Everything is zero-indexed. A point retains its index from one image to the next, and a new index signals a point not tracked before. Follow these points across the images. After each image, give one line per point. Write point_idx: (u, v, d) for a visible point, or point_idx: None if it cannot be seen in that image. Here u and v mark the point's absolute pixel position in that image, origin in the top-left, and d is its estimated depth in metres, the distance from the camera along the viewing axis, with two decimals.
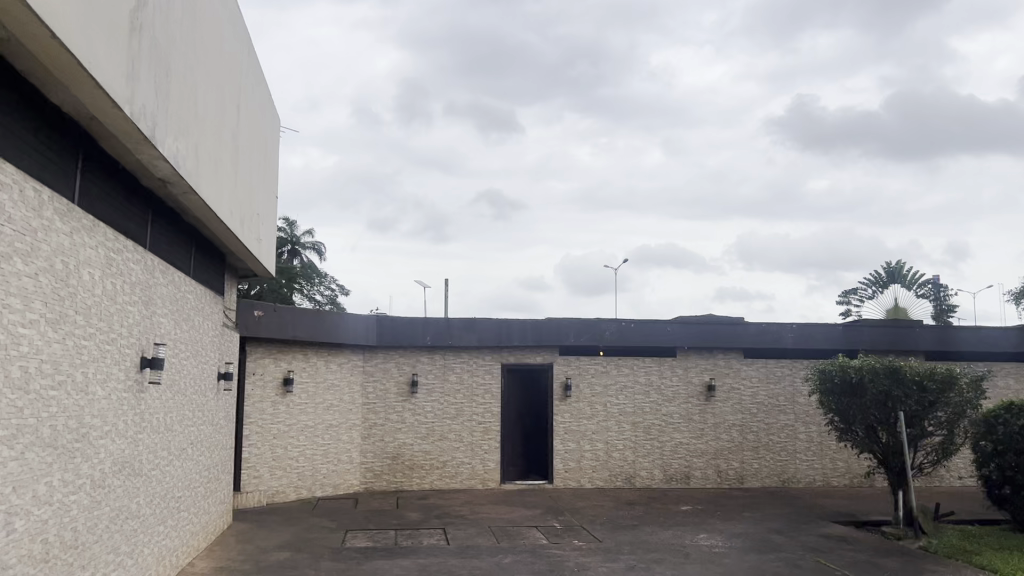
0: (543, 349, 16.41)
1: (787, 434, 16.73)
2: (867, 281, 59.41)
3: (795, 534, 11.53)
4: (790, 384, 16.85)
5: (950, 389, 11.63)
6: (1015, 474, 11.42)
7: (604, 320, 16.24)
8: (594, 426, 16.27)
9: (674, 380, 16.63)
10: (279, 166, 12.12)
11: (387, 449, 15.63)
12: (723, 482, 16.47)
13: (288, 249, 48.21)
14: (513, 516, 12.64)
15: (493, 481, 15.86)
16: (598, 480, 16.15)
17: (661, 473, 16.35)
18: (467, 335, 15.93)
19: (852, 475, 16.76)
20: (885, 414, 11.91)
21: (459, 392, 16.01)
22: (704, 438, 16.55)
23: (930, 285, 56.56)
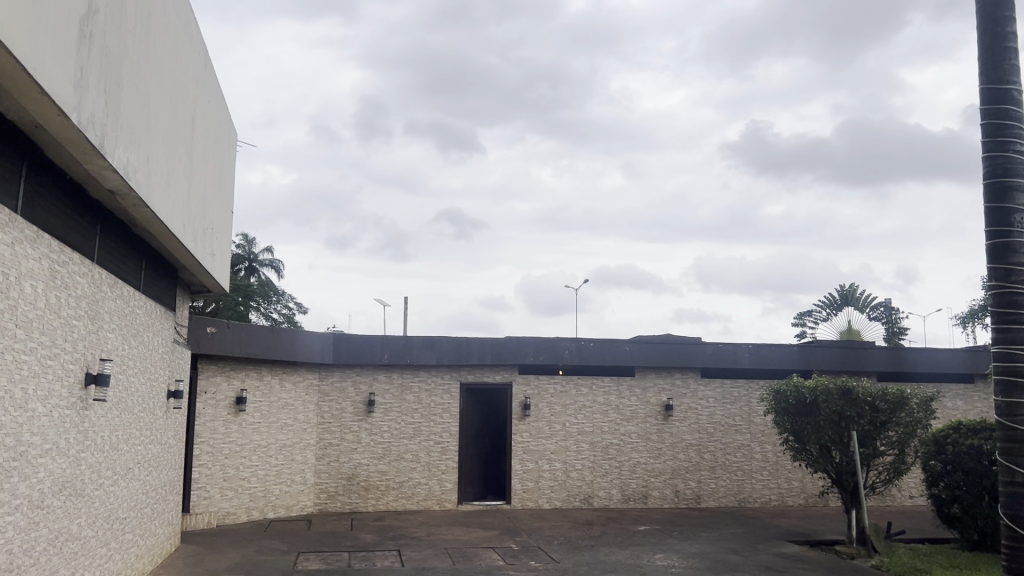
0: (502, 368, 16.35)
1: (743, 454, 16.88)
2: (821, 304, 60.54)
3: (750, 554, 11.58)
4: (746, 404, 17.02)
5: (902, 409, 11.84)
6: (963, 493, 11.65)
7: (564, 339, 16.19)
8: (552, 446, 16.24)
9: (632, 399, 16.68)
10: (233, 180, 11.89)
11: (342, 469, 15.41)
12: (681, 502, 16.53)
13: (245, 267, 47.69)
14: (470, 538, 12.53)
15: (450, 502, 15.72)
16: (556, 501, 16.10)
17: (619, 493, 16.35)
18: (426, 353, 15.79)
19: (806, 494, 16.94)
20: (839, 433, 12.05)
21: (417, 411, 15.84)
22: (661, 457, 16.61)
23: (882, 308, 57.74)
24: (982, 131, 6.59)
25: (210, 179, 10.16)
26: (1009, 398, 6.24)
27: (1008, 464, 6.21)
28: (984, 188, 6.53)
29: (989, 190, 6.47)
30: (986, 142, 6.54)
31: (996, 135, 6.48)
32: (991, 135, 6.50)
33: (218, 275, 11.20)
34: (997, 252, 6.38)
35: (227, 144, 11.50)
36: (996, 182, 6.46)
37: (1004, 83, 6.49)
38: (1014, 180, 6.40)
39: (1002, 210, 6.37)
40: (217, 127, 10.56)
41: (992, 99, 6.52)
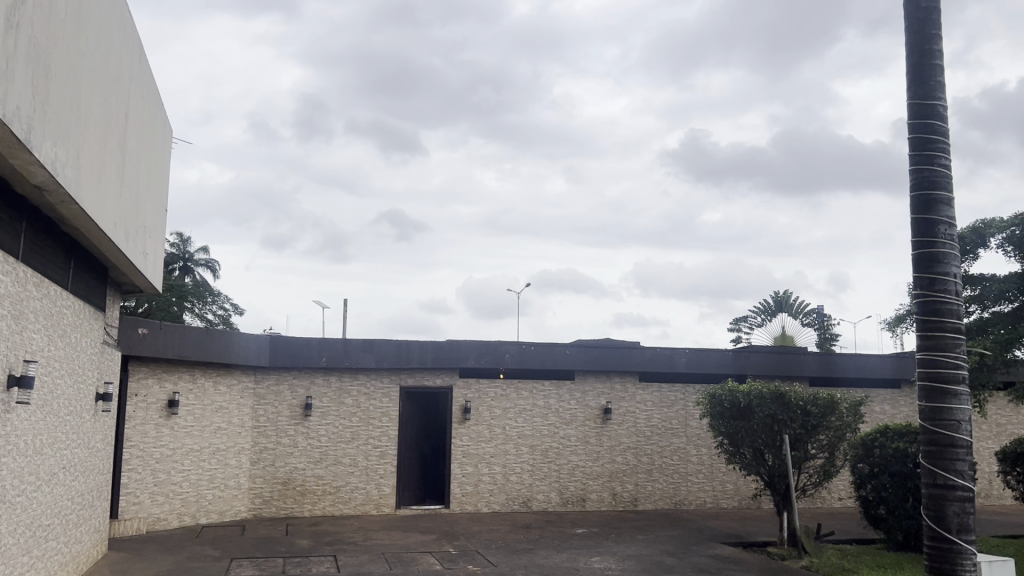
0: (442, 371, 16.27)
1: (679, 457, 17.13)
2: (757, 310, 61.96)
3: (685, 556, 11.76)
4: (682, 407, 17.28)
5: (832, 413, 12.17)
6: (889, 495, 12.01)
7: (504, 343, 16.21)
8: (492, 450, 16.24)
9: (572, 403, 16.79)
10: (167, 178, 11.61)
11: (278, 473, 15.15)
12: (618, 504, 16.70)
13: (179, 267, 46.69)
14: (408, 542, 12.45)
15: (388, 506, 15.60)
16: (494, 504, 16.11)
17: (557, 497, 16.44)
18: (365, 356, 15.62)
19: (740, 496, 17.28)
20: (771, 437, 12.31)
21: (355, 415, 15.66)
22: (599, 460, 16.75)
23: (814, 314, 59.38)
24: (909, 145, 6.82)
25: (144, 176, 9.91)
26: (932, 404, 6.44)
27: (931, 467, 6.41)
28: (911, 200, 6.75)
29: (916, 202, 6.69)
30: (913, 156, 6.77)
31: (922, 150, 6.71)
32: (917, 149, 6.73)
33: (151, 274, 10.91)
34: (923, 262, 6.60)
35: (162, 142, 11.23)
36: (923, 195, 6.69)
37: (929, 99, 6.73)
38: (940, 194, 6.63)
39: (927, 222, 6.60)
40: (152, 124, 10.32)
41: (918, 114, 6.76)
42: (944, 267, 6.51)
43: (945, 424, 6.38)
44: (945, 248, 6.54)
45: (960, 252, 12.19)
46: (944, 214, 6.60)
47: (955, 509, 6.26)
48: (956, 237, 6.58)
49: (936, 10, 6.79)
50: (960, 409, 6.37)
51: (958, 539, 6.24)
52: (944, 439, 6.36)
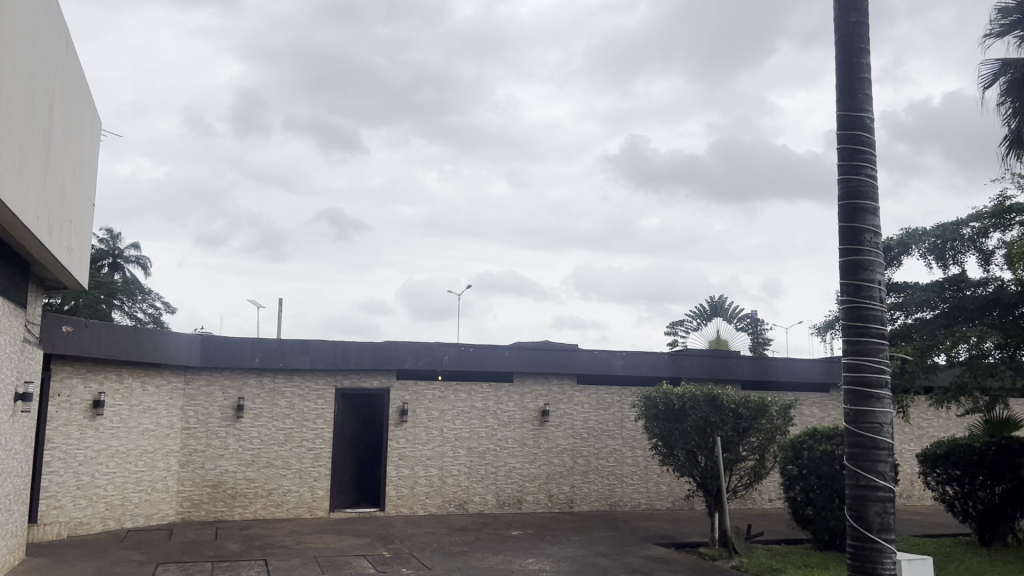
0: (379, 373, 16.12)
1: (615, 458, 17.30)
2: (693, 314, 63.11)
3: (618, 557, 11.88)
4: (618, 410, 17.46)
5: (762, 416, 12.44)
6: (817, 495, 12.34)
7: (443, 345, 16.13)
8: (429, 452, 16.16)
9: (510, 405, 16.81)
10: (95, 171, 11.25)
11: (207, 476, 14.82)
12: (554, 506, 16.78)
13: (109, 264, 45.41)
14: (341, 545, 12.30)
15: (321, 509, 15.40)
16: (430, 507, 16.03)
17: (494, 499, 16.44)
18: (300, 357, 15.38)
19: (674, 498, 17.54)
20: (704, 439, 12.52)
21: (288, 417, 15.40)
22: (536, 462, 16.81)
23: (748, 319, 60.72)
24: (838, 156, 7.02)
25: (69, 169, 9.57)
26: (857, 407, 6.63)
27: (854, 468, 6.60)
28: (839, 208, 6.94)
29: (844, 211, 6.89)
30: (842, 166, 6.96)
31: (850, 160, 6.90)
32: (846, 159, 6.92)
33: (76, 270, 10.55)
34: (850, 269, 6.79)
35: (89, 135, 10.88)
36: (850, 204, 6.88)
37: (857, 111, 6.93)
38: (866, 203, 6.83)
39: (854, 230, 6.80)
40: (78, 116, 9.99)
41: (847, 125, 6.95)
42: (868, 275, 6.71)
43: (868, 427, 6.57)
44: (871, 256, 6.75)
45: (885, 260, 12.60)
46: (870, 222, 6.80)
47: (876, 509, 6.45)
48: (881, 245, 6.79)
49: (865, 26, 7.00)
50: (882, 412, 6.57)
51: (881, 538, 6.42)
52: (867, 441, 6.55)
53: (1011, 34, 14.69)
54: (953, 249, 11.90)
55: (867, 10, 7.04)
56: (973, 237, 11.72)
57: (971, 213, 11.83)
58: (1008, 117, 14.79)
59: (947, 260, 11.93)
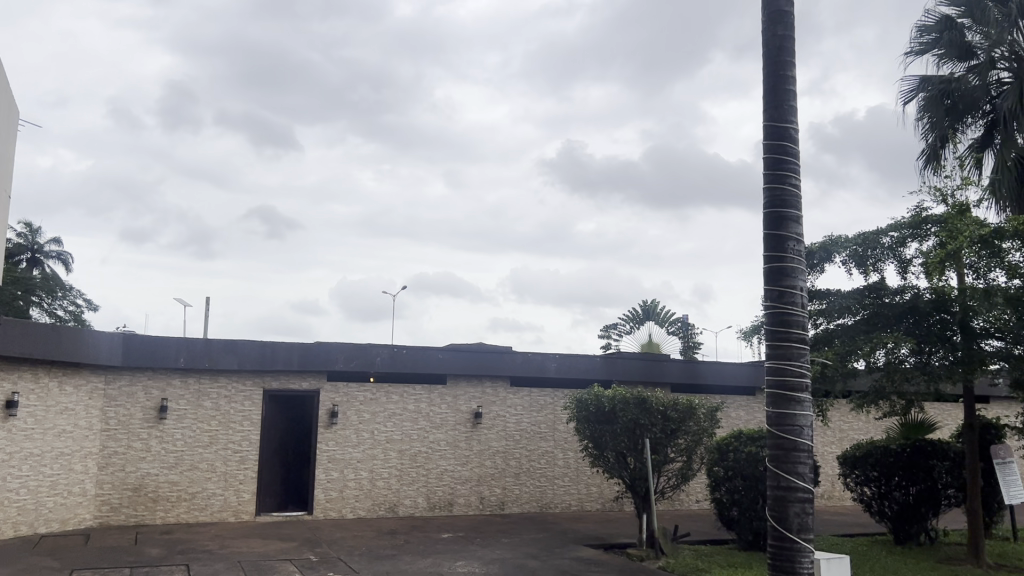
0: (309, 375, 15.87)
1: (546, 460, 17.40)
2: (626, 318, 63.95)
3: (547, 559, 11.95)
4: (551, 412, 17.56)
5: (689, 419, 12.69)
6: (742, 496, 12.62)
7: (375, 347, 15.92)
8: (359, 454, 15.98)
9: (443, 407, 16.75)
10: (11, 162, 10.80)
11: (128, 479, 14.39)
12: (485, 508, 16.78)
13: (27, 259, 43.70)
14: (266, 549, 12.07)
15: (247, 513, 15.10)
16: (360, 510, 15.87)
17: (425, 502, 16.35)
18: (227, 357, 15.03)
19: (603, 499, 17.73)
20: (633, 441, 12.68)
21: (213, 419, 15.05)
22: (468, 464, 16.78)
23: (679, 323, 61.84)
24: (764, 165, 7.19)
25: None
26: (778, 410, 6.80)
27: (775, 469, 6.77)
28: (764, 217, 7.12)
29: (768, 219, 7.06)
30: (767, 175, 7.14)
31: (776, 169, 7.09)
32: (771, 168, 7.10)
33: None
34: (774, 276, 6.97)
35: (5, 123, 10.44)
36: (775, 212, 7.06)
37: (783, 122, 7.12)
38: (789, 212, 7.02)
39: (778, 238, 6.98)
40: None
41: (773, 135, 7.13)
42: (791, 281, 6.90)
43: (790, 429, 6.75)
44: (793, 264, 6.94)
45: (807, 266, 12.91)
46: (793, 231, 6.99)
47: (796, 509, 6.63)
48: (803, 253, 6.99)
49: (790, 39, 7.21)
50: (802, 416, 6.75)
51: (800, 538, 6.59)
52: (788, 443, 6.73)
53: (930, 52, 15.27)
54: (874, 257, 12.31)
55: (793, 24, 7.25)
56: (893, 246, 12.16)
57: (890, 223, 12.26)
58: (925, 132, 15.36)
59: (868, 268, 12.33)
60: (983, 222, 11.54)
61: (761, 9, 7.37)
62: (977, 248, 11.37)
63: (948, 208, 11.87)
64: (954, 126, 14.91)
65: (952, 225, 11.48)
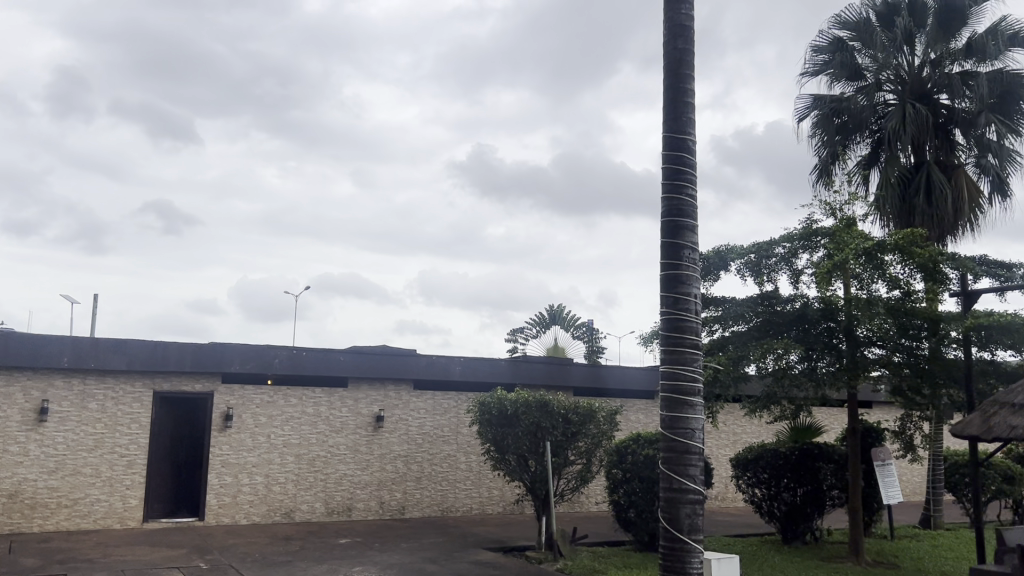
0: (204, 376, 15.36)
1: (449, 464, 17.34)
2: (532, 322, 64.51)
3: (446, 562, 11.91)
4: (454, 415, 17.51)
5: (589, 422, 12.90)
6: (638, 498, 12.88)
7: (273, 349, 15.48)
8: (254, 458, 15.56)
9: (343, 410, 16.48)
10: None
11: (3, 485, 13.62)
12: (384, 513, 16.59)
13: None
14: (152, 558, 11.59)
15: (133, 520, 14.51)
16: (254, 516, 15.45)
17: (322, 507, 16.06)
18: (115, 357, 14.38)
19: (504, 502, 17.80)
20: (534, 444, 12.78)
21: (99, 422, 14.39)
22: (368, 469, 16.56)
23: (585, 327, 62.83)
24: (662, 175, 7.37)
25: None
26: (672, 414, 6.98)
27: (667, 472, 6.94)
28: (662, 225, 7.29)
29: (666, 228, 7.24)
30: (666, 185, 7.31)
31: (673, 179, 7.27)
32: (669, 178, 7.28)
33: None
34: (670, 283, 7.14)
35: None
36: (672, 221, 7.25)
37: (682, 133, 7.31)
38: (686, 221, 7.22)
39: (675, 246, 7.16)
40: None
41: (672, 146, 7.31)
42: (686, 288, 7.09)
43: (682, 432, 6.94)
44: (689, 272, 7.13)
45: (704, 274, 13.31)
46: (689, 239, 7.19)
47: (687, 511, 6.80)
48: (697, 261, 7.19)
49: (690, 53, 7.42)
50: (694, 419, 6.96)
51: (690, 538, 6.77)
52: (680, 445, 6.91)
53: (823, 73, 16.01)
54: (768, 267, 12.78)
55: (692, 38, 7.46)
56: (785, 256, 12.65)
57: (783, 234, 12.73)
58: (817, 148, 16.09)
59: (762, 277, 12.78)
60: (867, 235, 12.13)
61: (662, 22, 7.56)
62: (862, 260, 11.93)
63: (836, 222, 12.44)
64: (843, 144, 15.70)
65: (839, 237, 12.06)
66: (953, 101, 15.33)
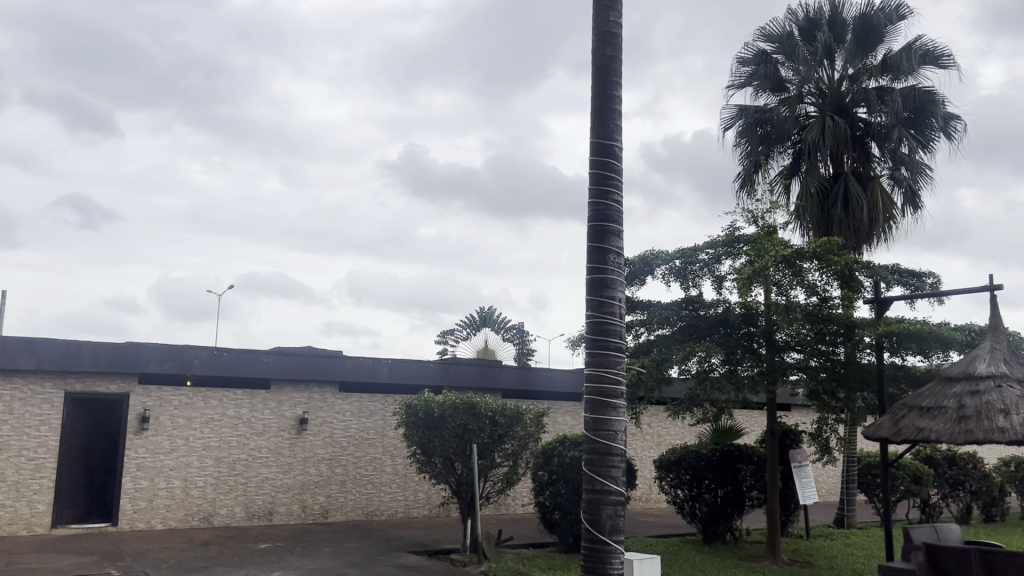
0: (119, 377, 14.87)
1: (374, 467, 17.16)
2: (463, 324, 64.41)
3: (368, 567, 11.78)
4: (380, 418, 17.33)
5: (516, 424, 12.96)
6: (563, 500, 12.98)
7: (193, 349, 15.07)
8: (172, 462, 15.11)
9: (266, 413, 16.15)
10: None
11: None
12: (307, 517, 16.32)
13: None
14: (60, 566, 11.14)
15: (41, 526, 13.94)
16: (171, 521, 15.01)
17: (243, 511, 15.70)
18: (24, 356, 13.80)
19: (430, 506, 17.70)
20: (460, 447, 12.76)
21: (5, 424, 13.79)
22: (291, 472, 16.27)
23: (516, 329, 63.05)
24: (590, 180, 7.45)
25: None
26: (595, 416, 7.05)
27: (590, 473, 7.00)
28: (589, 229, 7.36)
29: (592, 232, 7.31)
30: (593, 189, 7.39)
31: (600, 184, 7.35)
32: (596, 183, 7.36)
33: None
34: (596, 287, 7.22)
35: None
36: (598, 226, 7.32)
37: (609, 139, 7.40)
38: (611, 226, 7.30)
39: (600, 251, 7.23)
40: None
41: (599, 151, 7.39)
42: (611, 292, 7.18)
43: (606, 434, 7.01)
44: (613, 276, 7.21)
45: (630, 279, 13.51)
46: (614, 244, 7.27)
47: (608, 512, 6.88)
48: (623, 265, 7.29)
49: (617, 60, 7.52)
50: (617, 421, 7.04)
51: (611, 539, 6.84)
52: (603, 447, 6.98)
53: (748, 85, 16.43)
54: (692, 273, 13.03)
55: (620, 46, 7.57)
56: (708, 262, 12.92)
57: (707, 241, 13.01)
58: (741, 157, 16.52)
59: (687, 282, 13.03)
60: (787, 243, 12.48)
61: (592, 29, 7.64)
62: (782, 267, 12.28)
63: (758, 229, 12.77)
64: (766, 154, 16.15)
65: (760, 244, 12.38)
66: (870, 115, 15.89)
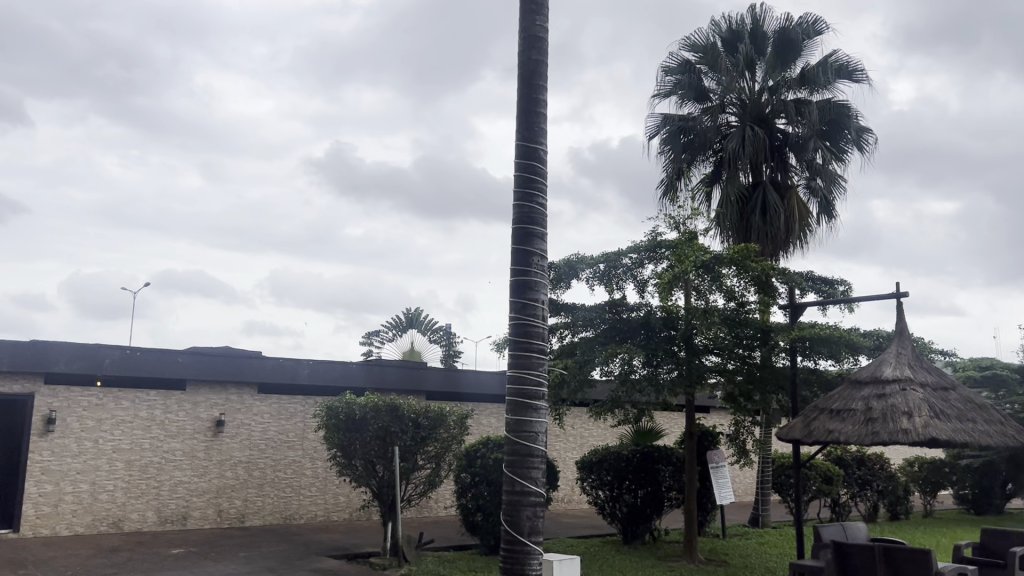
0: (24, 376, 14.24)
1: (293, 470, 16.85)
2: (390, 325, 63.88)
3: (285, 571, 11.56)
4: (300, 420, 17.02)
5: (439, 426, 12.91)
6: (485, 502, 12.98)
7: (104, 348, 14.53)
8: (79, 465, 14.53)
9: (180, 414, 15.68)
10: None
11: None
12: (222, 521, 15.90)
13: None
14: None
15: None
16: (77, 527, 14.42)
17: (154, 516, 15.20)
18: None
19: (351, 509, 17.46)
20: (382, 448, 12.64)
21: None
22: (206, 476, 15.83)
23: (443, 331, 62.86)
24: (515, 182, 7.47)
25: None
26: (516, 417, 7.07)
27: (511, 475, 7.01)
28: (513, 232, 7.38)
29: (516, 234, 7.34)
30: (517, 192, 7.42)
31: (525, 187, 7.38)
32: (521, 186, 7.39)
33: None
34: (519, 289, 7.24)
35: None
36: (522, 228, 7.35)
37: (534, 142, 7.44)
38: (535, 228, 7.35)
39: (524, 253, 7.26)
40: None
41: (524, 154, 7.43)
42: (534, 295, 7.21)
43: (527, 436, 7.04)
44: (537, 278, 7.24)
45: (554, 283, 13.61)
46: (538, 246, 7.32)
47: (528, 513, 6.90)
48: (546, 268, 7.33)
49: (543, 64, 7.57)
50: (537, 422, 7.08)
51: (530, 539, 6.87)
52: (523, 448, 7.00)
53: (672, 94, 16.74)
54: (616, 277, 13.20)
55: (546, 49, 7.63)
56: (631, 267, 13.11)
57: (629, 246, 13.22)
58: (665, 164, 16.84)
59: (610, 286, 13.19)
60: (706, 249, 12.76)
61: (518, 32, 7.67)
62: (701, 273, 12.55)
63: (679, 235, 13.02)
64: (688, 162, 16.50)
65: (680, 250, 12.62)
66: (788, 126, 16.37)
